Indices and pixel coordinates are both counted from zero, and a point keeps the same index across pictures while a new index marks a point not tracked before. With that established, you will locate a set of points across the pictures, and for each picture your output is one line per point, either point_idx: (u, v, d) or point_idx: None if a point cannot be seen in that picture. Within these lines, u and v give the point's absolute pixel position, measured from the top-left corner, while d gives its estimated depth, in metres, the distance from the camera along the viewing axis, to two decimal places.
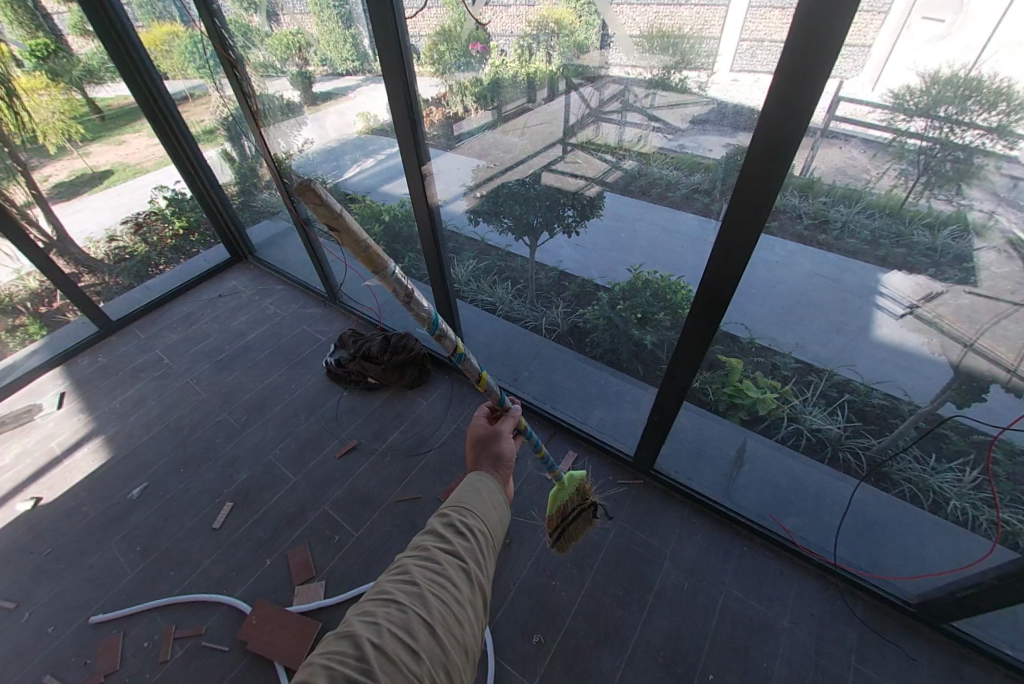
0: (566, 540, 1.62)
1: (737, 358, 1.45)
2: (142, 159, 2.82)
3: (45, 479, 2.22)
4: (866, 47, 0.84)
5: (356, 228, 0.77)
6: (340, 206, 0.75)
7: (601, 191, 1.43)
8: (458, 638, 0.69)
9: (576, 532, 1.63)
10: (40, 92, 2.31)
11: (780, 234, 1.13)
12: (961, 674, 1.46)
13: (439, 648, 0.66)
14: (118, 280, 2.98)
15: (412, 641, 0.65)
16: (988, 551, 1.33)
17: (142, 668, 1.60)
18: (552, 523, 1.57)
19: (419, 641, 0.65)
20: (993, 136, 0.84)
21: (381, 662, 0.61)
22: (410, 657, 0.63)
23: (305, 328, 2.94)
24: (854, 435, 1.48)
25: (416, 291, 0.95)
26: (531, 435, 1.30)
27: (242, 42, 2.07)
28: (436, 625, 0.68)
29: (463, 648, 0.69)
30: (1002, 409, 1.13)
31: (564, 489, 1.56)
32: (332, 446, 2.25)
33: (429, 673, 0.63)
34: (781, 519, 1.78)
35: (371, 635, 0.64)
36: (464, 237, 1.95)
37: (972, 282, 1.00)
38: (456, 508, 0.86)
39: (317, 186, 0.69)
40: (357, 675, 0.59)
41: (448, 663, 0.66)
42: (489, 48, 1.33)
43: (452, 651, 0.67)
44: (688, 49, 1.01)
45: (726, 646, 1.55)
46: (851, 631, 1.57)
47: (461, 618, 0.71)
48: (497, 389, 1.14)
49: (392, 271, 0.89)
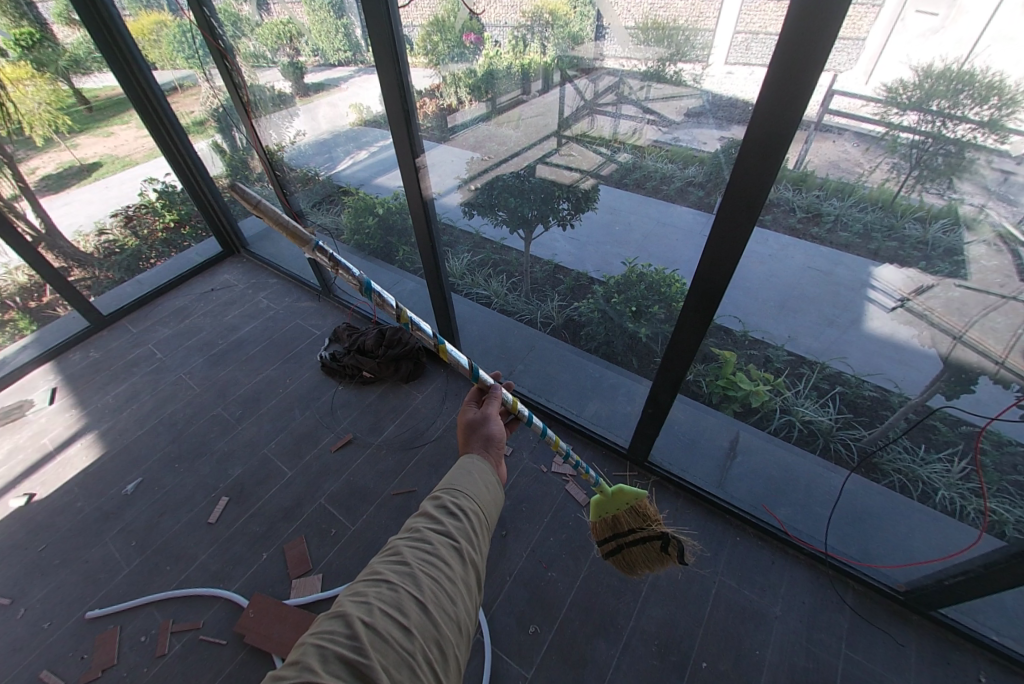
0: (622, 557, 1.54)
1: (730, 350, 1.46)
2: (131, 151, 2.76)
3: (37, 474, 2.21)
4: (860, 40, 0.84)
5: (272, 210, 0.88)
6: (257, 196, 0.92)
7: (595, 184, 1.42)
8: (451, 614, 0.70)
9: (636, 556, 1.52)
10: (25, 82, 2.26)
11: (773, 227, 1.13)
12: (947, 659, 1.50)
13: (431, 624, 0.67)
14: (109, 274, 2.94)
15: (403, 618, 0.65)
16: (976, 540, 1.37)
17: (140, 661, 1.60)
18: (601, 533, 1.55)
19: (411, 618, 0.66)
20: (984, 130, 0.85)
21: (373, 639, 0.62)
22: (402, 634, 0.64)
23: (299, 322, 2.92)
24: (845, 426, 1.48)
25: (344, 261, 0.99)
26: (532, 421, 1.31)
27: (231, 32, 2.03)
28: (428, 602, 0.68)
29: (456, 624, 0.70)
30: (990, 400, 1.14)
31: (610, 501, 1.49)
32: (327, 440, 2.25)
33: (421, 649, 0.64)
34: (774, 509, 1.81)
35: (363, 613, 0.64)
36: (458, 230, 1.92)
37: (961, 276, 1.01)
38: (447, 491, 0.86)
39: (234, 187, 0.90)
40: (349, 653, 0.59)
41: (440, 638, 0.67)
42: (483, 39, 1.32)
43: (444, 627, 0.67)
44: (683, 41, 1.01)
45: (719, 634, 1.58)
46: (841, 619, 1.60)
47: (452, 595, 0.72)
48: (460, 359, 1.15)
49: (318, 244, 0.94)
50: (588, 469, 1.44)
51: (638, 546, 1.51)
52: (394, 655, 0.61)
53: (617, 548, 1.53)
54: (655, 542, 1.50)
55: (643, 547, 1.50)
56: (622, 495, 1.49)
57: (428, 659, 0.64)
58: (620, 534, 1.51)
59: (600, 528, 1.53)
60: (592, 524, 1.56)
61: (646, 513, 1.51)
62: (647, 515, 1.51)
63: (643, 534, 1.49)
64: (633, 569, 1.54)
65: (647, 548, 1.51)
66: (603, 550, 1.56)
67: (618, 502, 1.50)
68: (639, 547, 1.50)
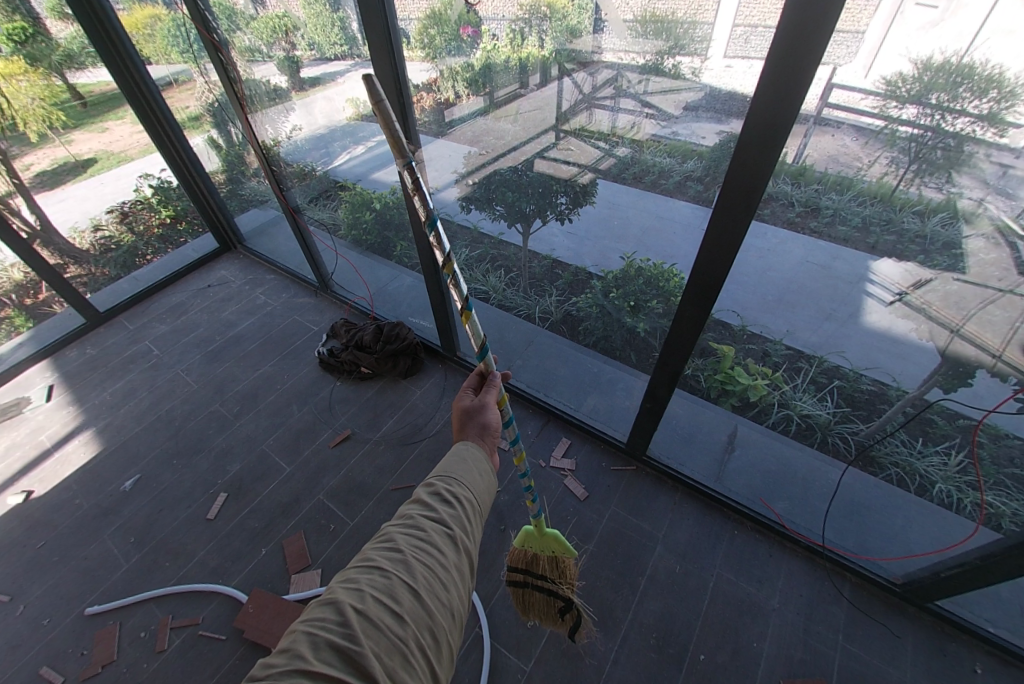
0: (521, 595, 1.48)
1: (728, 345, 1.46)
2: (126, 146, 2.74)
3: (35, 472, 2.20)
4: (859, 33, 0.84)
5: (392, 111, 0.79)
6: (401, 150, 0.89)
7: (594, 178, 1.41)
8: (444, 602, 0.70)
9: (534, 600, 1.45)
10: (18, 78, 2.21)
11: (771, 221, 1.13)
12: (943, 651, 1.51)
13: (424, 611, 0.67)
14: (105, 271, 2.92)
15: (396, 605, 0.65)
16: (972, 532, 1.38)
17: (140, 657, 1.60)
18: (515, 559, 1.49)
19: (404, 606, 0.66)
20: (983, 124, 0.85)
21: (365, 626, 0.62)
22: (394, 621, 0.64)
23: (297, 318, 2.91)
24: (843, 420, 1.49)
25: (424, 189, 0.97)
26: (512, 427, 1.23)
27: (226, 26, 2.02)
28: (421, 589, 0.68)
29: (449, 611, 0.70)
30: (987, 393, 1.14)
31: (537, 539, 1.44)
32: (325, 436, 2.25)
33: (414, 636, 0.64)
34: (771, 503, 1.81)
35: (355, 600, 0.64)
36: (456, 224, 1.91)
37: (960, 269, 1.00)
38: (442, 478, 0.86)
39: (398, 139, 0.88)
40: (340, 641, 0.59)
41: (433, 625, 0.67)
42: (481, 32, 1.30)
43: (437, 614, 0.68)
44: (682, 34, 1.01)
45: (716, 627, 1.59)
46: (837, 610, 1.61)
47: (446, 581, 0.72)
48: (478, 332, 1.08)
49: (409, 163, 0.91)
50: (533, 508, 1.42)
51: (540, 593, 1.45)
52: (386, 642, 0.61)
53: (522, 584, 1.47)
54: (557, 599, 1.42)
55: (544, 596, 1.43)
56: (549, 541, 1.44)
57: (421, 646, 0.64)
58: (529, 572, 1.45)
59: (517, 555, 1.48)
60: (512, 547, 1.51)
61: (565, 570, 1.43)
62: (564, 573, 1.43)
63: (552, 586, 1.41)
64: (526, 609, 1.48)
65: (547, 601, 1.44)
66: (510, 578, 1.50)
67: (544, 543, 1.44)
68: (544, 597, 1.43)
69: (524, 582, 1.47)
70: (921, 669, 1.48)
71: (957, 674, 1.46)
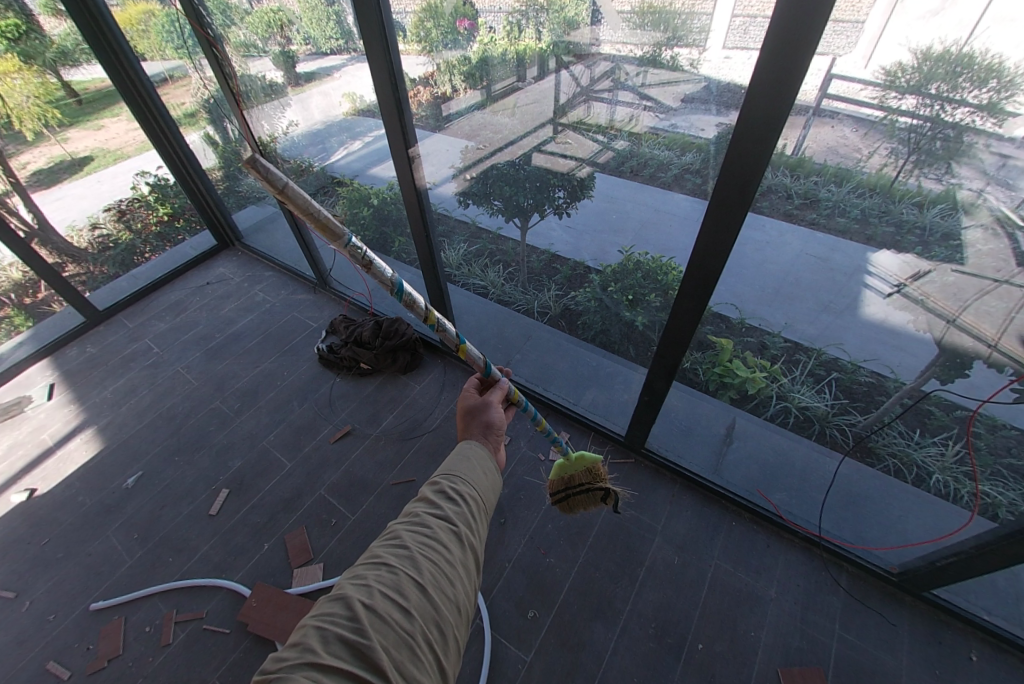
0: (567, 509, 1.59)
1: (726, 337, 1.47)
2: (122, 143, 2.72)
3: (38, 469, 2.21)
4: (859, 22, 0.83)
5: (303, 196, 0.77)
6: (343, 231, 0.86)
7: (591, 172, 1.41)
8: (449, 596, 0.70)
9: (579, 506, 1.58)
10: (13, 75, 2.20)
11: (769, 213, 1.13)
12: (939, 639, 1.53)
13: (431, 606, 0.68)
14: (104, 269, 2.92)
15: (403, 599, 0.66)
16: (968, 521, 1.40)
17: (145, 651, 1.62)
18: (553, 486, 1.58)
19: (410, 600, 0.66)
20: (983, 114, 0.85)
21: (373, 620, 0.63)
22: (401, 615, 0.65)
23: (296, 314, 2.91)
24: (841, 412, 1.49)
25: (376, 260, 0.96)
26: (526, 408, 1.37)
27: (220, 21, 2.00)
28: (428, 584, 0.69)
29: (454, 606, 0.70)
30: (984, 383, 1.15)
31: (570, 463, 1.54)
32: (326, 431, 2.26)
33: (421, 630, 0.65)
34: (769, 494, 1.82)
35: (362, 595, 0.65)
36: (454, 219, 1.90)
37: (958, 260, 1.00)
38: (446, 476, 0.87)
39: (336, 225, 0.84)
40: (349, 634, 0.60)
41: (439, 620, 0.67)
42: (477, 25, 1.28)
43: (443, 609, 0.68)
44: (680, 25, 1.00)
45: (714, 617, 1.60)
46: (834, 600, 1.63)
47: (451, 578, 0.72)
48: (479, 358, 1.16)
49: (349, 241, 0.90)
50: (559, 439, 1.54)
51: (583, 498, 1.57)
52: (394, 635, 0.62)
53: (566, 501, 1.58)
54: (599, 496, 1.57)
55: (587, 499, 1.56)
56: (582, 458, 1.55)
57: (428, 640, 0.65)
58: (570, 488, 1.56)
59: (555, 483, 1.56)
60: (548, 479, 1.59)
61: (599, 475, 1.57)
62: (600, 477, 1.57)
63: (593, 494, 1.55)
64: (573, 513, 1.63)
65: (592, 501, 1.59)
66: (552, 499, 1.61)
67: (578, 465, 1.55)
68: (587, 501, 1.58)
69: (566, 498, 1.57)
70: (918, 656, 1.50)
71: (951, 662, 1.48)
